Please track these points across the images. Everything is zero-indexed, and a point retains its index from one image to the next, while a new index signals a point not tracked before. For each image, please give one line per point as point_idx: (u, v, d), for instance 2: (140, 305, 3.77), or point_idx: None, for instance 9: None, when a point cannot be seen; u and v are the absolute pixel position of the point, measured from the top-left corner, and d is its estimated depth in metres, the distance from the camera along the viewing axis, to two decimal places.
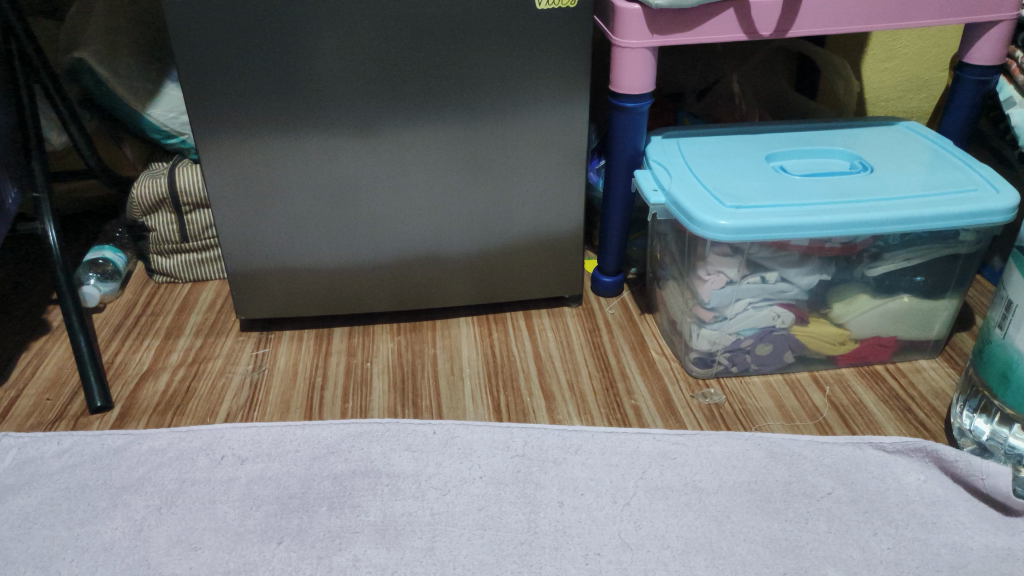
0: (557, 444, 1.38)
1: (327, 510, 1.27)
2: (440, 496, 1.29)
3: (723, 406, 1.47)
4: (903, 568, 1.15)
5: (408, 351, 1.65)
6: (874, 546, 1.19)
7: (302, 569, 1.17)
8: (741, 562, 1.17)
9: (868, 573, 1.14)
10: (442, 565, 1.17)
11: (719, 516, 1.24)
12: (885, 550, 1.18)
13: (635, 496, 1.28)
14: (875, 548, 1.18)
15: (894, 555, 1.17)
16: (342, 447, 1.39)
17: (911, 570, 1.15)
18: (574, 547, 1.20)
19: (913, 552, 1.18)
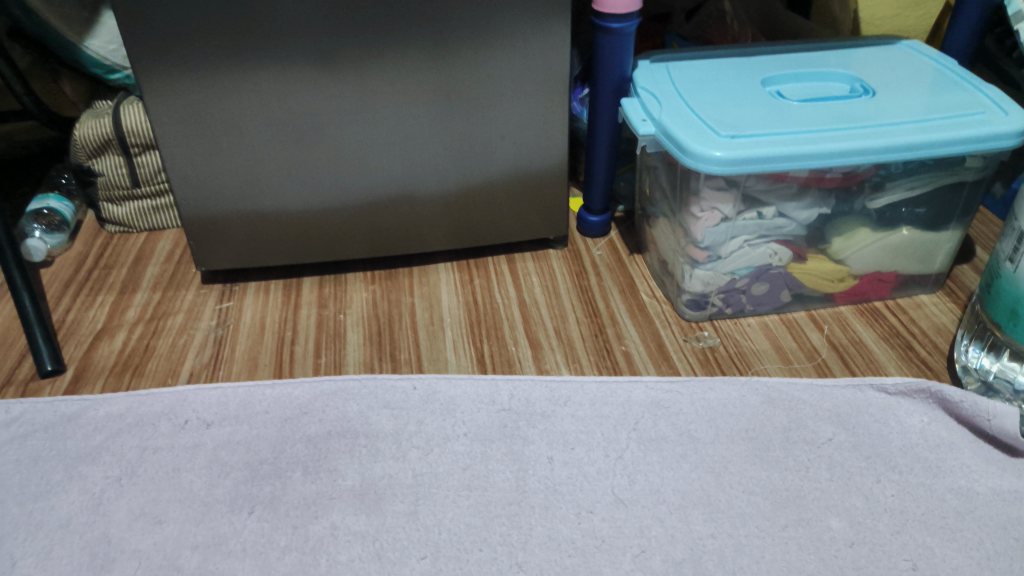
0: (546, 396, 1.30)
1: (302, 475, 1.19)
2: (422, 456, 1.21)
3: (719, 349, 1.39)
4: (909, 516, 1.08)
5: (383, 301, 1.54)
6: (879, 493, 1.11)
7: (276, 540, 1.10)
8: (741, 515, 1.10)
9: (872, 522, 1.07)
10: (426, 531, 1.10)
11: (716, 467, 1.17)
12: (890, 498, 1.10)
13: (629, 449, 1.21)
14: (879, 495, 1.11)
15: (899, 502, 1.10)
16: (314, 406, 1.30)
17: (916, 518, 1.08)
18: (566, 506, 1.13)
19: (918, 499, 1.10)
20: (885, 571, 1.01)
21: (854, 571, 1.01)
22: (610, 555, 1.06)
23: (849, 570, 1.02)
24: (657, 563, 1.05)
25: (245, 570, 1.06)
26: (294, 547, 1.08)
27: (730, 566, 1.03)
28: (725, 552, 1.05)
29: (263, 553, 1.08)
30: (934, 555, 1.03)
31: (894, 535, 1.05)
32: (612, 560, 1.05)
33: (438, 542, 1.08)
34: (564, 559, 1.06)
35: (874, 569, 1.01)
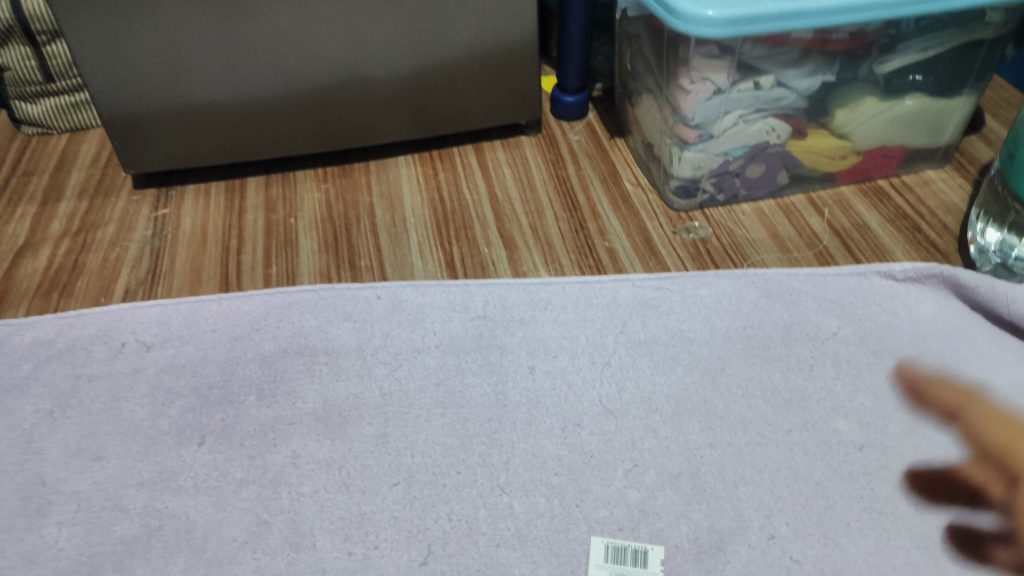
0: (524, 300, 1.18)
1: (257, 399, 1.07)
2: (390, 373, 1.09)
3: (711, 240, 1.27)
4: (922, 414, 0.99)
5: (339, 201, 1.39)
6: (889, 390, 1.02)
7: (231, 473, 0.99)
8: (741, 421, 1.00)
9: (883, 423, 0.98)
10: (399, 455, 1.00)
11: (712, 370, 1.07)
12: (901, 395, 1.01)
13: (617, 354, 1.10)
14: (889, 393, 1.01)
15: (911, 399, 1.01)
16: (267, 322, 1.17)
17: (930, 416, 0.99)
18: (551, 419, 1.03)
19: (931, 395, 1.01)
20: (898, 475, 0.93)
21: (864, 476, 0.93)
22: (601, 472, 0.97)
23: (859, 476, 0.93)
24: (652, 478, 0.96)
25: (198, 508, 0.95)
26: (251, 479, 0.98)
27: (730, 478, 0.94)
28: (725, 462, 0.96)
29: (217, 488, 0.97)
30: (950, 455, 0.95)
31: (906, 435, 0.97)
32: (603, 477, 0.96)
33: (411, 466, 0.98)
34: (550, 478, 0.97)
35: (887, 474, 0.93)
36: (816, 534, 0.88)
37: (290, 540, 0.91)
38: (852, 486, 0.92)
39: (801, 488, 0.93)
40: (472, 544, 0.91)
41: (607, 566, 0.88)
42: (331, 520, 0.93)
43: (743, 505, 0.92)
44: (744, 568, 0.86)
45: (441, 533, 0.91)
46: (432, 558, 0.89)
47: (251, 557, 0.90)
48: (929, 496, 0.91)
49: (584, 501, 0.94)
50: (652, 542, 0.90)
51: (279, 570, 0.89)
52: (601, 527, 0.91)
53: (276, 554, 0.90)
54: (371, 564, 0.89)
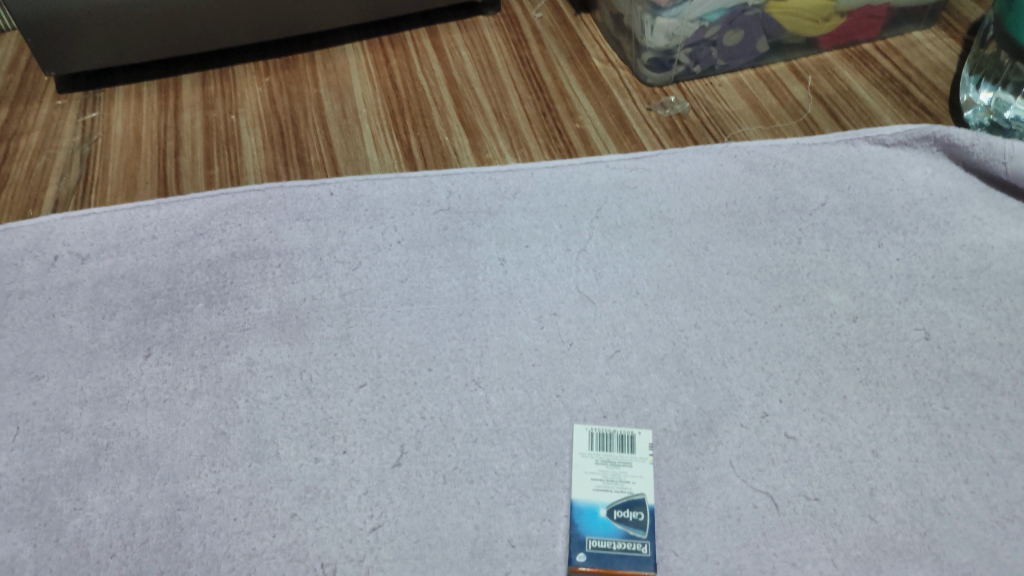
0: (491, 190, 1.09)
1: (206, 307, 0.98)
2: (350, 273, 1.01)
3: (688, 115, 1.18)
4: (918, 282, 0.94)
5: (283, 95, 1.27)
6: (882, 259, 0.96)
7: (182, 384, 0.91)
8: (727, 299, 0.94)
9: (876, 292, 0.93)
10: (364, 355, 0.92)
11: (694, 249, 0.99)
12: (895, 263, 0.95)
13: (592, 240, 1.02)
14: (882, 262, 0.96)
15: (905, 267, 0.95)
16: (211, 226, 1.07)
17: (926, 283, 0.93)
18: (525, 311, 0.96)
19: (926, 261, 0.95)
20: (895, 344, 0.88)
21: (859, 348, 0.88)
22: (581, 360, 0.91)
23: (854, 348, 0.88)
24: (636, 363, 0.90)
25: (149, 423, 0.88)
26: (204, 390, 0.90)
27: (718, 358, 0.89)
28: (712, 342, 0.90)
29: (168, 401, 0.90)
30: (948, 322, 0.90)
31: (902, 305, 0.91)
32: (584, 366, 0.90)
33: (378, 367, 0.91)
34: (528, 370, 0.90)
35: (883, 344, 0.88)
36: (811, 409, 0.83)
37: (250, 450, 0.85)
38: (847, 359, 0.87)
39: (793, 364, 0.87)
40: (448, 442, 0.85)
41: (593, 453, 0.82)
42: (294, 427, 0.86)
43: (733, 385, 0.86)
44: (737, 448, 0.81)
45: (414, 432, 0.85)
46: (406, 458, 0.83)
47: (209, 470, 0.84)
48: (928, 364, 0.86)
49: (565, 391, 0.88)
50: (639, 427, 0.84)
51: (241, 481, 0.82)
52: (584, 416, 0.86)
53: (236, 466, 0.83)
54: (340, 469, 0.82)
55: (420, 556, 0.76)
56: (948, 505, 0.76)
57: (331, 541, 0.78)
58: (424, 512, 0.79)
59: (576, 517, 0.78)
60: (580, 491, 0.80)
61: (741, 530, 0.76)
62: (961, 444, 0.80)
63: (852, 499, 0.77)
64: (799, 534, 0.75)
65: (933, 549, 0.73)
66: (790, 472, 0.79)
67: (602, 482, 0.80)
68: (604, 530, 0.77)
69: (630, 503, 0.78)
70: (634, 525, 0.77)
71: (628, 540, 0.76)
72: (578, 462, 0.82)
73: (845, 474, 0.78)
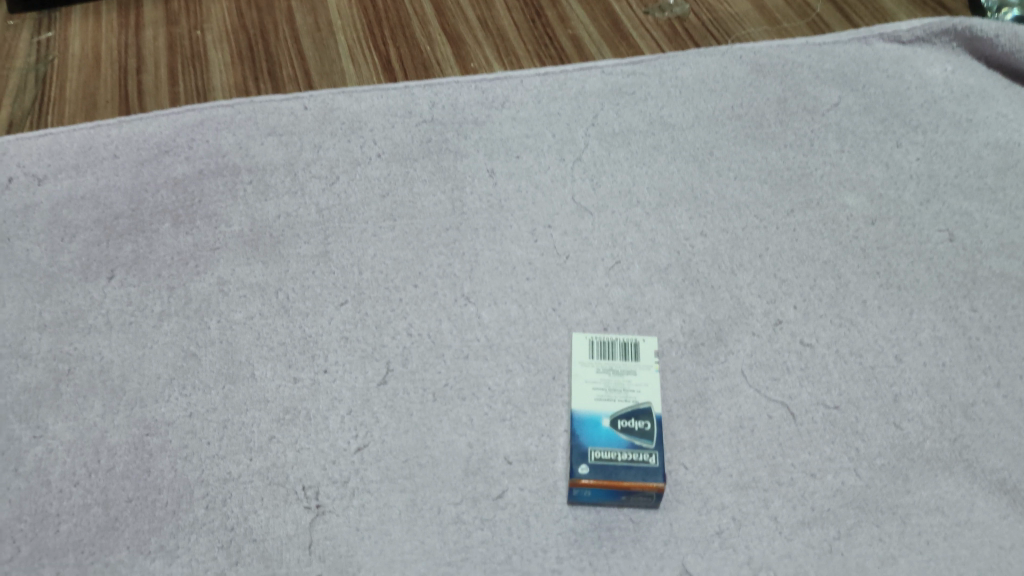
0: (478, 99, 1.00)
1: (173, 227, 0.91)
2: (327, 188, 0.93)
3: (689, 18, 1.10)
4: (939, 181, 0.87)
5: (252, 8, 1.18)
6: (901, 159, 0.89)
7: (149, 306, 0.84)
8: (736, 205, 0.87)
9: (896, 194, 0.86)
10: (344, 273, 0.85)
11: (699, 154, 0.92)
12: (915, 163, 0.89)
13: (588, 148, 0.94)
14: (901, 162, 0.89)
15: (926, 167, 0.88)
16: (177, 144, 1.00)
17: (948, 183, 0.87)
18: (518, 224, 0.88)
19: (949, 161, 0.89)
20: (917, 245, 0.82)
21: (878, 252, 0.82)
22: (579, 273, 0.84)
23: (873, 252, 0.82)
24: (638, 274, 0.83)
25: (113, 347, 0.81)
26: (173, 311, 0.83)
27: (727, 266, 0.82)
28: (720, 250, 0.84)
29: (133, 324, 0.83)
30: (974, 222, 0.84)
31: (924, 206, 0.85)
32: (582, 278, 0.84)
33: (360, 284, 0.84)
34: (522, 285, 0.84)
35: (904, 247, 0.82)
36: (828, 315, 0.77)
37: (223, 372, 0.78)
38: (866, 263, 0.81)
39: (808, 270, 0.81)
40: (438, 359, 0.79)
41: (592, 362, 0.74)
42: (270, 347, 0.79)
43: (743, 293, 0.80)
44: (750, 357, 0.76)
45: (400, 349, 0.79)
46: (392, 376, 0.77)
47: (179, 393, 0.77)
48: (953, 266, 0.80)
49: (562, 304, 0.82)
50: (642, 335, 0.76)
51: (215, 404, 0.76)
52: (584, 328, 0.80)
53: (208, 389, 0.77)
54: (321, 389, 0.76)
55: (410, 476, 0.71)
56: (980, 411, 0.71)
57: (312, 463, 0.72)
58: (413, 431, 0.74)
59: (576, 427, 0.69)
60: (580, 400, 0.71)
61: (755, 441, 0.70)
62: (991, 347, 0.75)
63: (874, 407, 0.71)
64: (818, 444, 0.70)
65: (965, 457, 0.68)
66: (808, 380, 0.73)
67: (604, 390, 0.72)
68: (607, 439, 0.68)
69: (635, 412, 0.70)
70: (640, 435, 0.69)
71: (634, 451, 0.68)
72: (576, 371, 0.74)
73: (866, 381, 0.73)
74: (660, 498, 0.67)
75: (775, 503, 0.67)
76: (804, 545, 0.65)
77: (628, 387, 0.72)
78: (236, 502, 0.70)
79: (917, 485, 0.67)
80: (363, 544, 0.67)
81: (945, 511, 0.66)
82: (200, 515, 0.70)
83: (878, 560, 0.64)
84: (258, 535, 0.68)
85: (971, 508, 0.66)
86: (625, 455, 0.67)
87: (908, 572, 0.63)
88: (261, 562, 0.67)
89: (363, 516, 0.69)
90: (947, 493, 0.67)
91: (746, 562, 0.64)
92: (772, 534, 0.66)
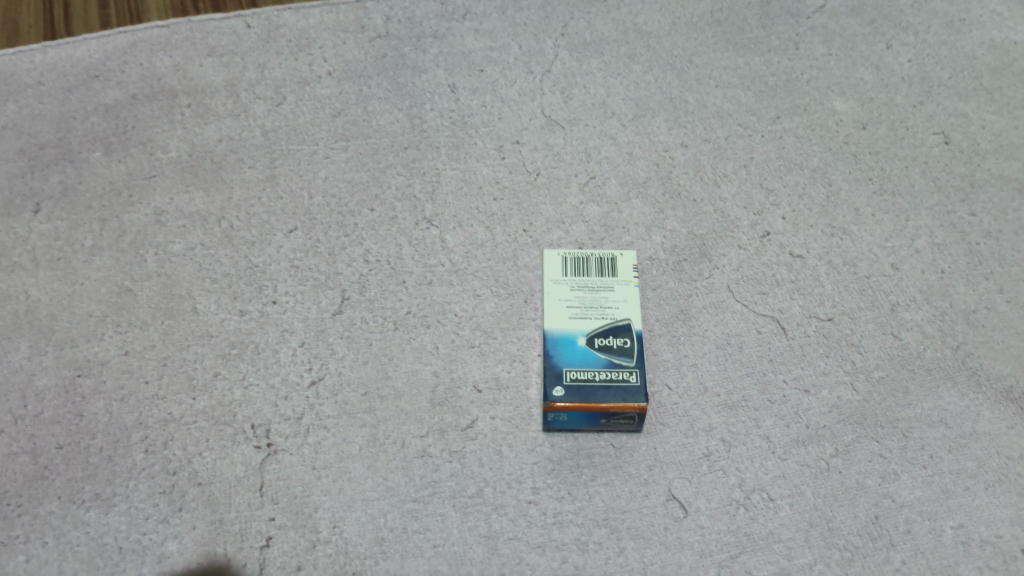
0: (437, 12, 0.91)
1: (104, 155, 0.85)
2: (273, 110, 0.86)
3: None
4: (932, 84, 0.87)
5: None
6: (891, 61, 0.88)
7: (78, 241, 0.80)
8: (718, 112, 0.85)
9: (887, 96, 0.86)
10: (294, 198, 0.81)
11: (677, 62, 0.87)
12: (907, 64, 0.88)
13: (558, 60, 0.88)
14: (892, 64, 0.88)
15: (919, 70, 0.87)
16: (108, 67, 0.90)
17: (942, 84, 0.86)
18: (483, 141, 0.84)
19: (941, 62, 0.88)
20: (911, 150, 0.83)
21: (871, 157, 0.83)
22: (551, 192, 0.81)
23: (864, 157, 0.83)
24: (613, 190, 0.81)
25: (39, 283, 0.78)
26: (105, 246, 0.80)
27: (709, 176, 0.82)
28: (702, 162, 0.83)
29: (62, 260, 0.79)
30: (970, 124, 0.85)
31: (917, 108, 0.85)
32: (554, 197, 0.81)
33: (310, 209, 0.81)
34: (489, 206, 0.81)
35: (897, 152, 0.83)
36: (819, 224, 0.80)
37: (161, 308, 0.77)
38: (858, 169, 0.82)
39: (797, 178, 0.82)
40: (398, 286, 0.77)
41: (566, 279, 0.76)
42: (213, 279, 0.78)
43: (728, 205, 0.81)
44: (736, 271, 0.78)
45: (356, 277, 0.78)
46: (348, 305, 0.76)
47: (113, 331, 0.76)
48: (951, 170, 0.82)
49: (534, 224, 0.80)
50: (620, 249, 0.78)
51: (153, 342, 0.75)
52: (557, 246, 0.79)
53: (146, 325, 0.76)
54: (270, 321, 0.76)
55: (370, 410, 0.73)
56: (980, 317, 0.76)
57: (262, 399, 0.73)
58: (373, 362, 0.74)
59: (551, 349, 0.72)
60: (555, 319, 0.73)
61: (744, 358, 0.75)
62: (991, 252, 0.79)
63: (870, 318, 0.76)
64: (811, 357, 0.75)
65: (969, 365, 0.75)
66: (798, 294, 0.77)
67: (580, 309, 0.74)
68: (583, 360, 0.71)
69: (612, 330, 0.73)
70: (618, 352, 0.71)
71: (612, 370, 0.70)
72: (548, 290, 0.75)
73: (861, 291, 0.77)
74: (641, 422, 0.71)
75: (767, 423, 0.73)
76: (798, 464, 0.71)
77: (605, 305, 0.74)
78: (178, 444, 0.72)
79: (918, 397, 0.74)
80: (319, 484, 0.70)
81: (948, 423, 0.73)
82: (140, 459, 0.71)
83: (878, 477, 0.71)
84: (204, 479, 0.71)
85: (975, 419, 0.73)
86: (602, 374, 0.70)
87: (911, 487, 0.71)
88: (205, 507, 0.70)
89: (319, 454, 0.71)
90: (949, 404, 0.73)
91: (739, 484, 0.70)
92: (765, 455, 0.71)
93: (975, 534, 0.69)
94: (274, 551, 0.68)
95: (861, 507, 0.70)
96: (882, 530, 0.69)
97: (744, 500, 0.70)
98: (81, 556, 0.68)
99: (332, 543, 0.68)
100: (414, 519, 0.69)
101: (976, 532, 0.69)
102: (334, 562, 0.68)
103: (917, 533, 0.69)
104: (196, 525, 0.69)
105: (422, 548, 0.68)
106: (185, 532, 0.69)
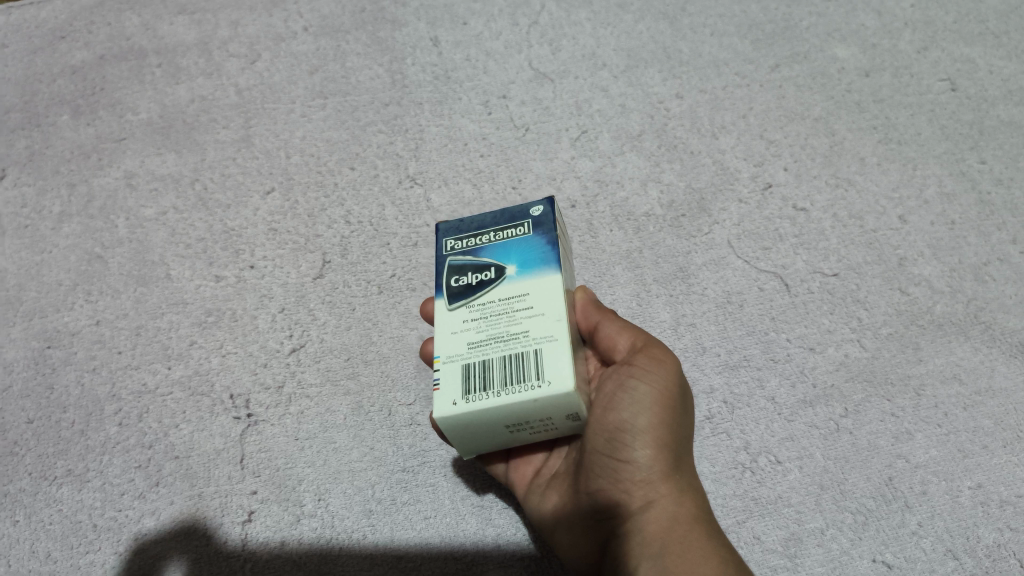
0: None
1: (72, 118, 0.87)
2: (247, 67, 0.89)
3: None
4: (936, 29, 0.91)
5: None
6: (893, 6, 0.93)
7: (47, 207, 0.83)
8: (714, 61, 0.88)
9: (889, 41, 0.90)
10: (270, 156, 0.84)
11: (670, 11, 0.92)
12: (909, 10, 0.92)
13: (544, 10, 0.92)
14: (894, 11, 0.92)
15: (922, 15, 0.92)
16: (75, 29, 0.94)
17: (947, 30, 0.91)
18: (468, 95, 0.86)
19: (946, 7, 0.92)
20: (919, 97, 0.86)
21: (875, 105, 0.85)
22: (540, 147, 0.83)
23: (869, 105, 0.85)
24: (607, 144, 0.83)
25: (8, 254, 0.80)
26: (74, 213, 0.82)
27: (708, 129, 0.84)
28: (698, 112, 0.85)
29: (30, 228, 0.82)
30: (978, 69, 0.88)
31: (921, 54, 0.89)
32: (544, 152, 0.82)
33: (287, 169, 0.83)
34: (475, 162, 0.82)
35: (902, 99, 0.86)
36: (824, 176, 0.81)
37: (133, 274, 0.78)
38: (862, 118, 0.85)
39: (798, 129, 0.84)
40: (381, 248, 0.78)
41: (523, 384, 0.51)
42: (187, 244, 0.80)
43: (728, 157, 0.82)
44: (738, 227, 0.79)
45: (338, 238, 0.79)
46: (330, 269, 0.77)
47: (83, 300, 0.77)
48: (959, 117, 0.85)
49: (523, 182, 0.81)
50: (540, 398, 0.51)
51: (126, 310, 0.77)
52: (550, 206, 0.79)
53: (116, 292, 0.78)
54: (248, 286, 0.77)
55: (354, 376, 0.73)
56: (992, 270, 0.77)
57: (240, 368, 0.73)
58: (356, 327, 0.75)
59: (486, 255, 0.58)
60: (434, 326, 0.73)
61: (745, 318, 0.74)
62: (1003, 200, 0.80)
63: (877, 273, 0.77)
64: (816, 316, 0.75)
65: (982, 320, 0.74)
66: (802, 248, 0.78)
67: (480, 333, 0.55)
68: (475, 225, 0.61)
69: (506, 362, 0.53)
70: (446, 299, 0.57)
71: (504, 227, 0.60)
72: (558, 336, 0.52)
73: (868, 245, 0.78)
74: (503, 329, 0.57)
75: (771, 383, 0.72)
76: (806, 425, 0.70)
77: (468, 364, 0.53)
78: (155, 417, 0.72)
79: (929, 354, 0.73)
80: (302, 456, 0.70)
81: (962, 379, 0.72)
82: (115, 433, 0.71)
83: (891, 437, 0.69)
84: (181, 453, 0.70)
85: (990, 374, 0.72)
86: (490, 272, 0.57)
87: (927, 447, 0.69)
88: (184, 481, 0.69)
89: (301, 425, 0.71)
90: (962, 359, 0.73)
91: (745, 447, 0.69)
92: (772, 417, 0.70)
93: (995, 494, 0.67)
94: (257, 525, 0.67)
95: (874, 468, 0.68)
96: (896, 492, 0.67)
97: (750, 464, 0.69)
98: (54, 534, 0.68)
99: (318, 516, 0.67)
100: (405, 490, 0.68)
101: (996, 491, 0.67)
102: (319, 537, 0.67)
103: (933, 494, 0.67)
104: (175, 500, 0.68)
105: (412, 520, 0.67)
106: (164, 507, 0.68)
